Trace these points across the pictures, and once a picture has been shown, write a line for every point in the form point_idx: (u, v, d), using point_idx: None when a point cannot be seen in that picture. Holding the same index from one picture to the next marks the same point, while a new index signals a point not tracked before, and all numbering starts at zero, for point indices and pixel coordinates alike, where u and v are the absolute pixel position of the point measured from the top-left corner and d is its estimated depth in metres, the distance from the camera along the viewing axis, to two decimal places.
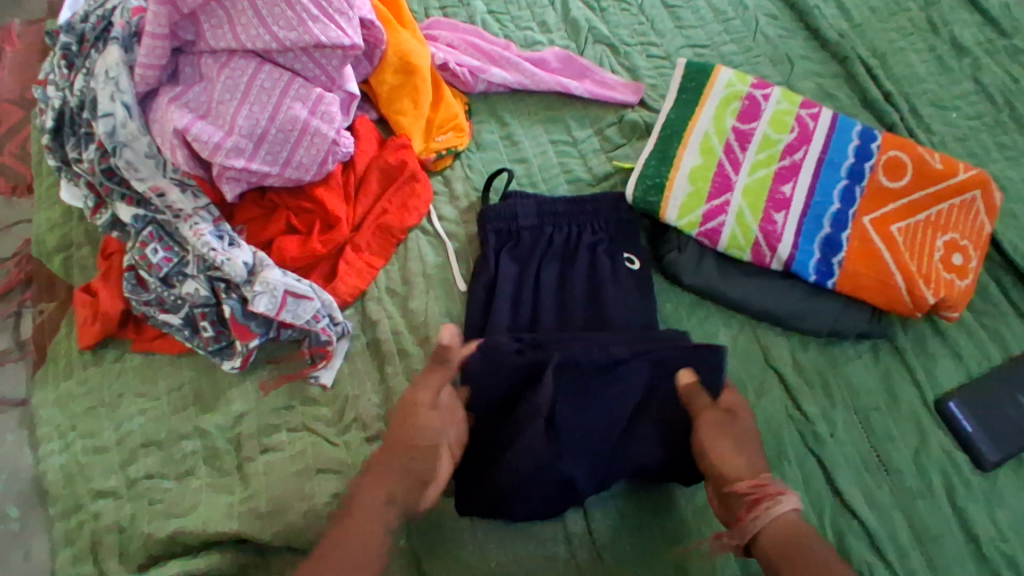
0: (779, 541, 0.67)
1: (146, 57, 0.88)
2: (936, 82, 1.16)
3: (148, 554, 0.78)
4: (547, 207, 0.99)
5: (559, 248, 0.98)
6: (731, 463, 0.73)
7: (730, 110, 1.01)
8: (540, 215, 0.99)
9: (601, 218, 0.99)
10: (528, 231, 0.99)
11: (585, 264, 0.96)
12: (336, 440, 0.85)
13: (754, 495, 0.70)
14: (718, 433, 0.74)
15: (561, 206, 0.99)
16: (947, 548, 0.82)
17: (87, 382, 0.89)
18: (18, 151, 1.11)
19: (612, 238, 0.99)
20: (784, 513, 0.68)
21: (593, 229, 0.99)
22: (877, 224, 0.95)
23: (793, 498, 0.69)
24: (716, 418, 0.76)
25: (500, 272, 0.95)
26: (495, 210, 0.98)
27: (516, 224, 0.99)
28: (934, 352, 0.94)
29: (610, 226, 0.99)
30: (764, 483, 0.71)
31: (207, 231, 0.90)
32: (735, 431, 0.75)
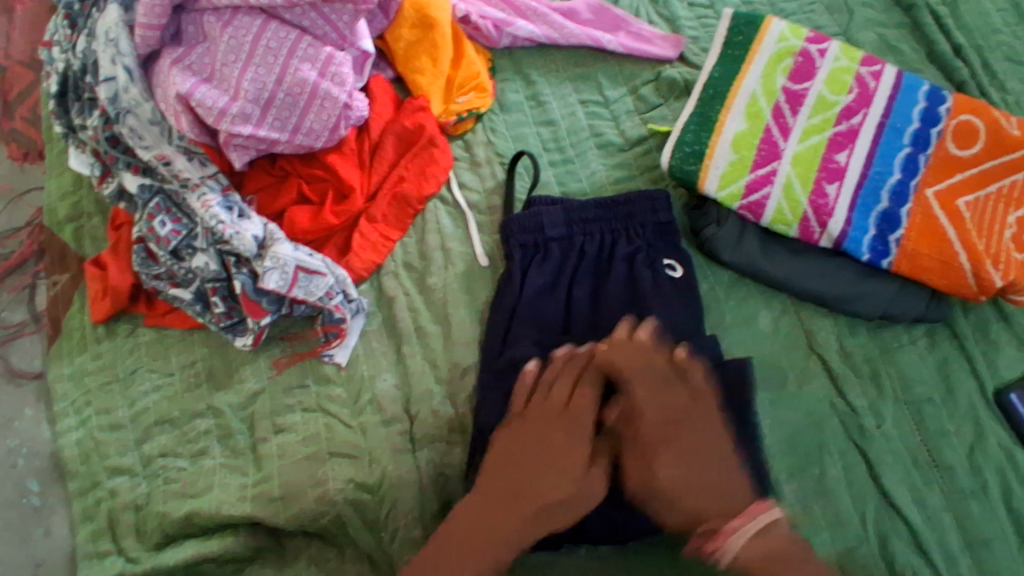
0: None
1: (145, 16, 0.82)
2: (1014, 32, 1.03)
3: (163, 533, 0.77)
4: (576, 207, 0.90)
5: (592, 259, 0.90)
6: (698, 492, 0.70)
7: (781, 68, 0.91)
8: (568, 224, 0.90)
9: (637, 220, 0.90)
10: (556, 242, 0.90)
11: (616, 245, 0.90)
12: (351, 422, 0.82)
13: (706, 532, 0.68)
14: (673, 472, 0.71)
15: (592, 205, 0.90)
16: (1000, 553, 0.76)
17: (100, 358, 0.87)
18: (28, 116, 1.09)
19: (649, 240, 0.89)
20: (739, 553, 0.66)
21: (629, 234, 0.90)
22: (942, 198, 0.85)
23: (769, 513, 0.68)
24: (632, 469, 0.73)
25: (525, 285, 0.87)
26: (519, 222, 0.89)
27: (543, 236, 0.90)
28: (997, 339, 0.86)
29: (647, 227, 0.90)
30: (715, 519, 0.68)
31: (215, 202, 0.86)
32: (664, 439, 0.73)
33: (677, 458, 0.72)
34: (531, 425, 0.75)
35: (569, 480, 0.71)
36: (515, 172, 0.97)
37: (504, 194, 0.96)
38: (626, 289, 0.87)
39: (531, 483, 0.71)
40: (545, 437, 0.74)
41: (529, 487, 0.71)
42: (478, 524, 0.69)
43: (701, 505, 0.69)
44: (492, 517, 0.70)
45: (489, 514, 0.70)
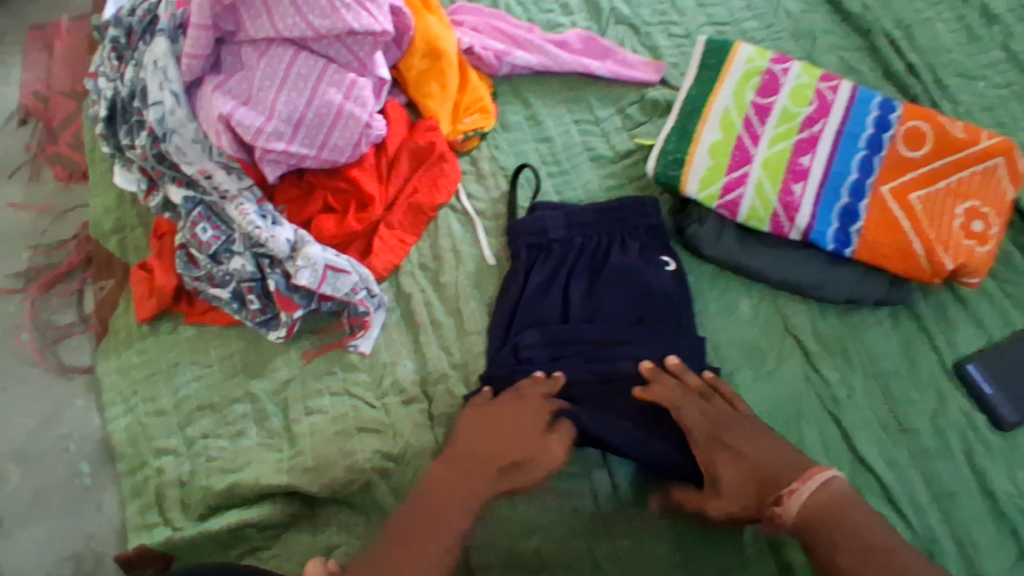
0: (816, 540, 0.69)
1: (192, 47, 0.94)
2: (963, 52, 1.17)
3: (207, 505, 0.85)
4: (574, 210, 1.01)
5: (589, 259, 1.00)
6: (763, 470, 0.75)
7: (749, 85, 1.03)
8: (569, 227, 1.01)
9: (630, 221, 1.00)
10: (558, 243, 1.00)
11: (609, 246, 1.00)
12: (375, 402, 0.91)
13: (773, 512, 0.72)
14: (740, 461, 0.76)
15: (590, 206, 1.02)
16: (963, 505, 0.85)
17: (145, 352, 0.96)
18: (72, 141, 1.19)
19: (642, 242, 1.00)
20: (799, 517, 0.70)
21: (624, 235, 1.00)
22: (895, 194, 0.97)
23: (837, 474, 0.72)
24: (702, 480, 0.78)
25: (528, 281, 0.97)
26: (525, 226, 1.00)
27: (546, 237, 1.00)
28: (954, 318, 0.96)
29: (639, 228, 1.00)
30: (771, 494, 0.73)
31: (251, 211, 0.96)
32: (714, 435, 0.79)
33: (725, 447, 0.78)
34: (488, 412, 0.83)
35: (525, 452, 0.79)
36: (517, 183, 1.09)
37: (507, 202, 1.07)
38: (621, 281, 0.96)
39: (487, 455, 0.78)
40: (499, 419, 0.82)
41: (491, 460, 0.78)
42: (441, 486, 0.75)
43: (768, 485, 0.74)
44: (458, 476, 0.76)
45: (451, 480, 0.76)
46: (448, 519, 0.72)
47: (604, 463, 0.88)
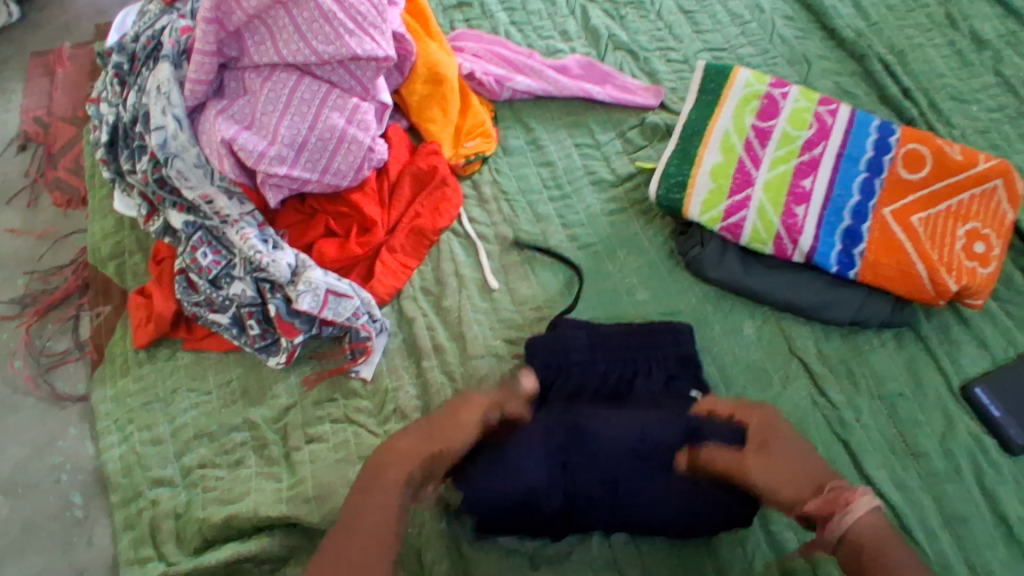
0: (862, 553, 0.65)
1: (196, 73, 0.94)
2: (955, 76, 1.18)
3: (203, 537, 0.82)
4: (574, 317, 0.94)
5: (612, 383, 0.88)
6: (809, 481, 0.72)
7: (749, 109, 1.04)
8: (593, 348, 0.89)
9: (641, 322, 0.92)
10: (579, 366, 0.88)
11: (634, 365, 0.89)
12: (377, 430, 0.89)
13: (827, 509, 0.68)
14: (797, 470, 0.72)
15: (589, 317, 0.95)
16: (976, 529, 0.83)
17: (142, 379, 0.94)
18: (70, 166, 1.19)
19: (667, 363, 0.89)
20: (856, 521, 0.66)
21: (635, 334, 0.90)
22: (897, 216, 0.97)
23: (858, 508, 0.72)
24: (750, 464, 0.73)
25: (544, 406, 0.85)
26: (545, 344, 0.89)
27: (567, 357, 0.88)
28: (958, 339, 0.96)
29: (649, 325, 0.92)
30: (831, 492, 0.69)
31: (253, 235, 0.95)
32: (780, 442, 0.74)
33: (787, 454, 0.73)
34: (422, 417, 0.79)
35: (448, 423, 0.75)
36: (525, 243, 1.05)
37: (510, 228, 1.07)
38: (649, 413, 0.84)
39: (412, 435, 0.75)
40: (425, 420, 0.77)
41: (415, 439, 0.74)
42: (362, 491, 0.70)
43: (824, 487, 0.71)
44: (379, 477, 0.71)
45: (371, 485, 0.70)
46: (379, 500, 0.68)
47: None
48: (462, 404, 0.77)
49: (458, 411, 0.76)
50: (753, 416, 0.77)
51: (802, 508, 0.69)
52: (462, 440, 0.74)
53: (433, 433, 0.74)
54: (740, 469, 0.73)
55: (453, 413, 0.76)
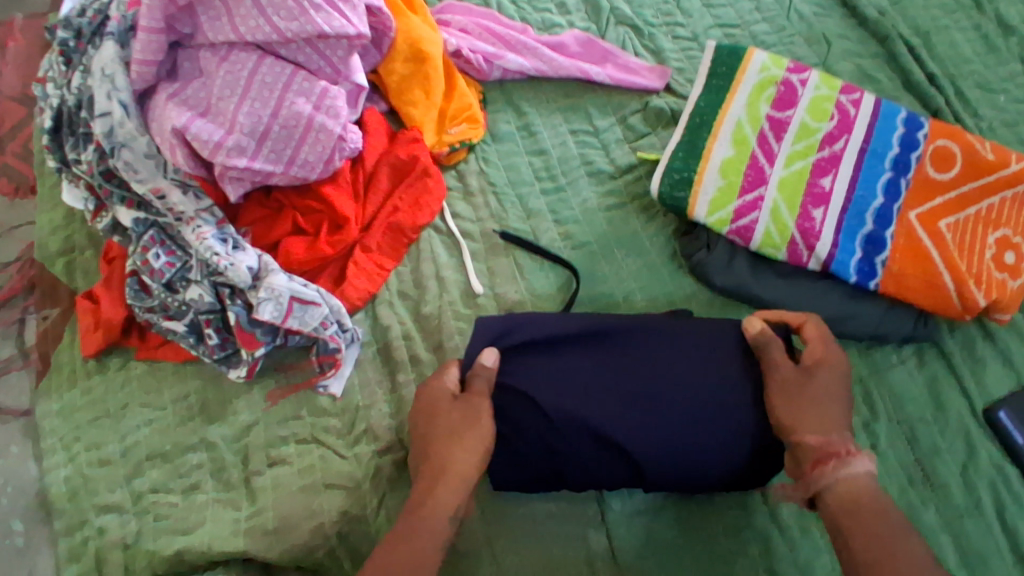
0: (841, 500, 0.65)
1: (142, 52, 0.84)
2: (983, 62, 1.07)
3: (153, 571, 0.76)
4: (549, 337, 0.78)
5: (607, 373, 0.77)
6: (819, 421, 0.70)
7: (764, 97, 0.93)
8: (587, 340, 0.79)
9: (642, 350, 0.77)
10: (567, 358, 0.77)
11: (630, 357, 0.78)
12: (345, 452, 0.81)
13: (823, 451, 0.67)
14: (812, 411, 0.70)
15: (565, 338, 0.78)
16: (997, 571, 0.76)
17: (91, 392, 0.86)
18: (20, 151, 1.09)
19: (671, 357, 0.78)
20: (850, 474, 0.65)
21: (635, 361, 0.77)
22: (924, 220, 0.88)
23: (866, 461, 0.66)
24: (788, 376, 0.72)
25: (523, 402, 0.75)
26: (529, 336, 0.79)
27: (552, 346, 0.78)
28: (984, 357, 0.87)
29: (652, 338, 0.78)
30: (836, 441, 0.68)
31: (209, 235, 0.86)
32: (824, 376, 0.72)
33: (826, 389, 0.71)
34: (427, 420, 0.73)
35: (467, 430, 0.70)
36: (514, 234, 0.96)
37: (498, 225, 0.97)
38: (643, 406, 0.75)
39: (440, 452, 0.69)
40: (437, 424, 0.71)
41: (437, 455, 0.69)
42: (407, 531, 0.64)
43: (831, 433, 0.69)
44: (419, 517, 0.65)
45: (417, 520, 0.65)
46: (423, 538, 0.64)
47: (601, 524, 0.78)
48: (470, 406, 0.72)
49: (473, 415, 0.71)
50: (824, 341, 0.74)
51: (798, 437, 0.69)
52: (485, 441, 0.70)
53: (459, 447, 0.69)
54: (776, 367, 0.73)
55: (466, 420, 0.71)
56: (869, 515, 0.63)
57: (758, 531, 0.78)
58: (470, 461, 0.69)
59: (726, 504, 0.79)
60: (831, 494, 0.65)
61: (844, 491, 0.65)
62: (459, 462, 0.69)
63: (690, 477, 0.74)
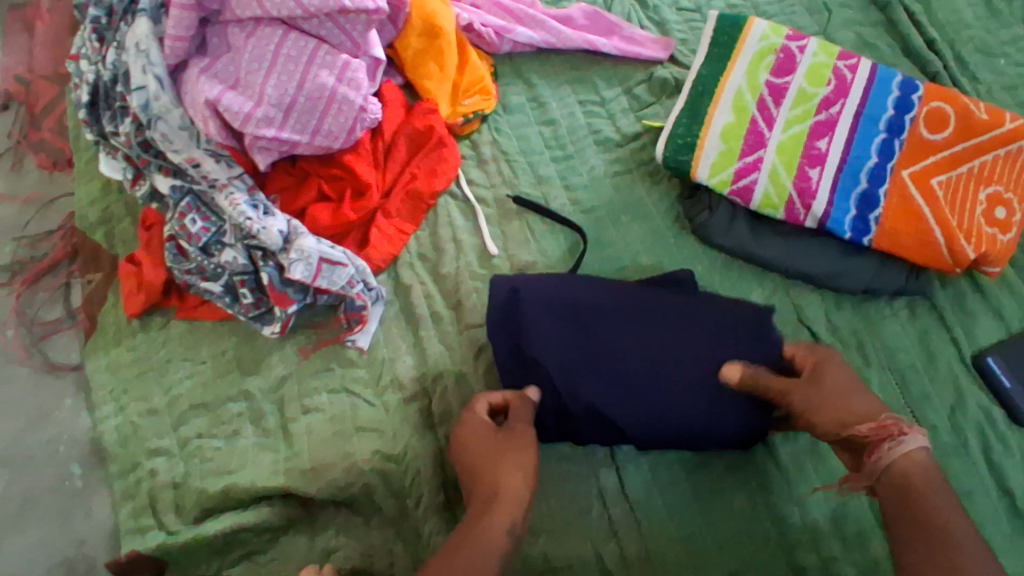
0: (896, 481, 0.65)
1: (174, 29, 0.89)
2: (983, 27, 1.11)
3: (201, 508, 0.83)
4: (553, 293, 0.86)
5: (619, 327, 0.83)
6: (853, 408, 0.71)
7: (764, 64, 0.98)
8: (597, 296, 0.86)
9: (642, 310, 0.84)
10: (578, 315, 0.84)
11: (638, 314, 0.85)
12: (374, 401, 0.88)
13: (877, 436, 0.68)
14: (841, 401, 0.72)
15: (572, 296, 0.85)
16: (980, 504, 0.82)
17: (136, 349, 0.93)
18: (55, 127, 1.15)
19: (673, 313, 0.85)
20: (909, 452, 0.66)
21: (634, 316, 0.84)
22: (917, 179, 0.93)
23: (919, 437, 0.67)
24: (801, 390, 0.74)
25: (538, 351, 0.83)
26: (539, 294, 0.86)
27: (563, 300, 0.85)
28: (973, 308, 0.92)
29: (654, 294, 0.86)
30: (885, 422, 0.68)
31: (242, 201, 0.92)
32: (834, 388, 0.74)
33: (844, 396, 0.73)
34: (477, 442, 0.76)
35: (514, 453, 0.73)
36: (527, 201, 1.02)
37: (511, 193, 1.03)
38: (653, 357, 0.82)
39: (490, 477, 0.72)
40: (489, 445, 0.75)
41: (491, 469, 0.73)
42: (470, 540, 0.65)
43: (870, 414, 0.70)
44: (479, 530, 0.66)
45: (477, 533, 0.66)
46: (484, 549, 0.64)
47: (612, 463, 0.85)
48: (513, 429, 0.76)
49: (515, 437, 0.75)
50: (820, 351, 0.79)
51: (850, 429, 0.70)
52: (533, 459, 0.74)
53: (511, 461, 0.73)
54: (787, 392, 0.75)
55: (508, 440, 0.75)
56: (921, 495, 0.63)
57: (757, 467, 0.84)
58: (519, 482, 0.71)
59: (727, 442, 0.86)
60: (888, 476, 0.66)
61: (898, 473, 0.65)
62: (515, 474, 0.72)
63: (702, 424, 0.80)
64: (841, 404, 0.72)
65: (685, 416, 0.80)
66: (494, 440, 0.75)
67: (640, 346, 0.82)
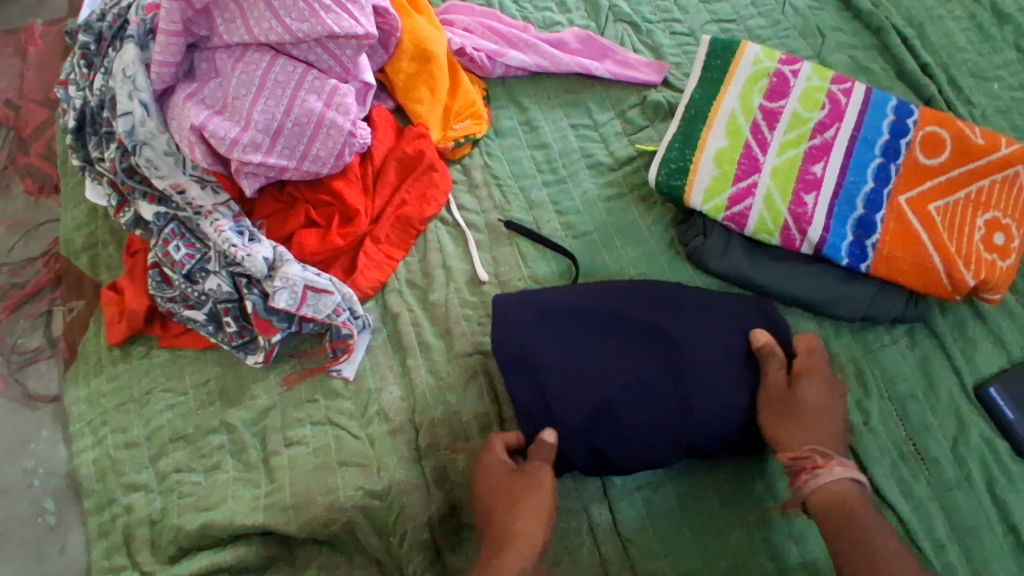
0: (821, 508, 0.70)
1: (162, 54, 0.88)
2: (977, 51, 1.10)
3: (177, 546, 0.80)
4: (551, 310, 0.83)
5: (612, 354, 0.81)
6: (801, 432, 0.75)
7: (757, 88, 0.97)
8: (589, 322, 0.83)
9: (634, 335, 0.82)
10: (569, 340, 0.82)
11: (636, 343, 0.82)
12: (359, 433, 0.85)
13: (795, 466, 0.74)
14: (795, 421, 0.76)
15: (564, 323, 0.83)
16: (987, 541, 0.78)
17: (116, 379, 0.91)
18: (43, 152, 1.13)
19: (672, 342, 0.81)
20: (824, 485, 0.71)
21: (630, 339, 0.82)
22: (913, 204, 0.91)
23: (838, 472, 0.71)
24: (772, 392, 0.78)
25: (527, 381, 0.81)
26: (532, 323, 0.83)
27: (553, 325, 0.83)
28: (974, 335, 0.90)
29: (656, 319, 0.83)
30: (809, 453, 0.74)
31: (227, 227, 0.90)
32: (810, 393, 0.78)
33: (815, 409, 0.77)
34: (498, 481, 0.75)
35: (529, 495, 0.73)
36: (518, 226, 1.00)
37: (502, 216, 1.01)
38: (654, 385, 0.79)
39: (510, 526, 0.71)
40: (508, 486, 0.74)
41: (506, 514, 0.72)
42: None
43: (812, 441, 0.75)
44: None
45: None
46: None
47: (603, 497, 0.82)
48: (534, 473, 0.74)
49: (534, 481, 0.74)
50: (809, 356, 0.81)
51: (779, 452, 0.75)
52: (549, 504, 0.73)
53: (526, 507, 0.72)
54: (765, 386, 0.79)
55: (529, 486, 0.73)
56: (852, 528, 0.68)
57: (755, 501, 0.81)
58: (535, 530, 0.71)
59: (722, 476, 0.83)
60: (811, 503, 0.71)
61: (825, 497, 0.71)
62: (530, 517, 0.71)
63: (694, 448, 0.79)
64: (793, 423, 0.76)
65: (677, 442, 0.78)
66: (515, 482, 0.74)
67: (630, 371, 0.79)
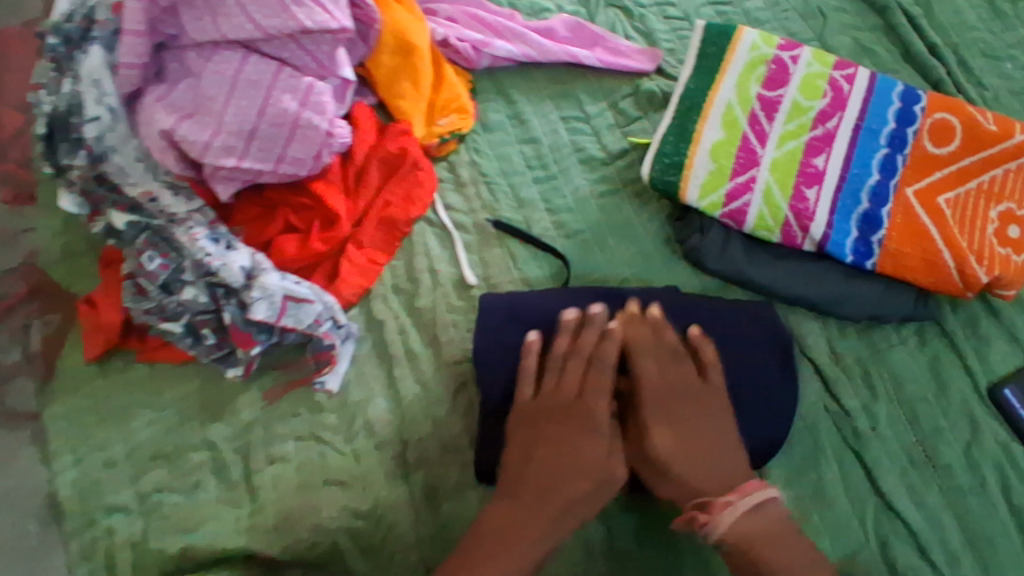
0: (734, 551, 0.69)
1: (127, 56, 0.84)
2: (988, 29, 1.04)
3: (160, 570, 0.77)
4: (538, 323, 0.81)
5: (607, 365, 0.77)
6: (688, 454, 0.73)
7: (755, 75, 0.92)
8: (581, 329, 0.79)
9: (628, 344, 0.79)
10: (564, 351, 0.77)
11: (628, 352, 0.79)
12: (344, 448, 0.82)
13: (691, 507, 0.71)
14: (678, 441, 0.74)
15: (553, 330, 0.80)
16: (1002, 550, 0.75)
17: (93, 396, 0.88)
18: (16, 158, 1.09)
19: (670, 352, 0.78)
20: (728, 525, 0.69)
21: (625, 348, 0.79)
22: (922, 196, 0.86)
23: (731, 506, 0.69)
24: (647, 405, 0.76)
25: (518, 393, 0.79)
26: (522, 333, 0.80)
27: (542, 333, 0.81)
28: (987, 333, 0.86)
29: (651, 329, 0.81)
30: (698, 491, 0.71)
31: (202, 236, 0.87)
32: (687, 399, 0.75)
33: (694, 432, 0.74)
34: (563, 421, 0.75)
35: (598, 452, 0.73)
36: (508, 227, 0.95)
37: (491, 216, 0.97)
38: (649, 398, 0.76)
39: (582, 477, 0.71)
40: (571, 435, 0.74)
41: (580, 458, 0.72)
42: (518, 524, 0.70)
43: (694, 465, 0.72)
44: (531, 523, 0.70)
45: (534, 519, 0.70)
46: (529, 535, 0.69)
47: (599, 511, 0.79)
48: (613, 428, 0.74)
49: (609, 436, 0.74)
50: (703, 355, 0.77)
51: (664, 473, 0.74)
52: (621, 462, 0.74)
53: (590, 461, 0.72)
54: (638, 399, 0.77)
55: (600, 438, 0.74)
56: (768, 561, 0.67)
57: None
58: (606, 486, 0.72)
59: None
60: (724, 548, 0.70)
61: (735, 539, 0.69)
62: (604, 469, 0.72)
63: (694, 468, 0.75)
64: (674, 444, 0.74)
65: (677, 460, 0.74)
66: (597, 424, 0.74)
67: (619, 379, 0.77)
